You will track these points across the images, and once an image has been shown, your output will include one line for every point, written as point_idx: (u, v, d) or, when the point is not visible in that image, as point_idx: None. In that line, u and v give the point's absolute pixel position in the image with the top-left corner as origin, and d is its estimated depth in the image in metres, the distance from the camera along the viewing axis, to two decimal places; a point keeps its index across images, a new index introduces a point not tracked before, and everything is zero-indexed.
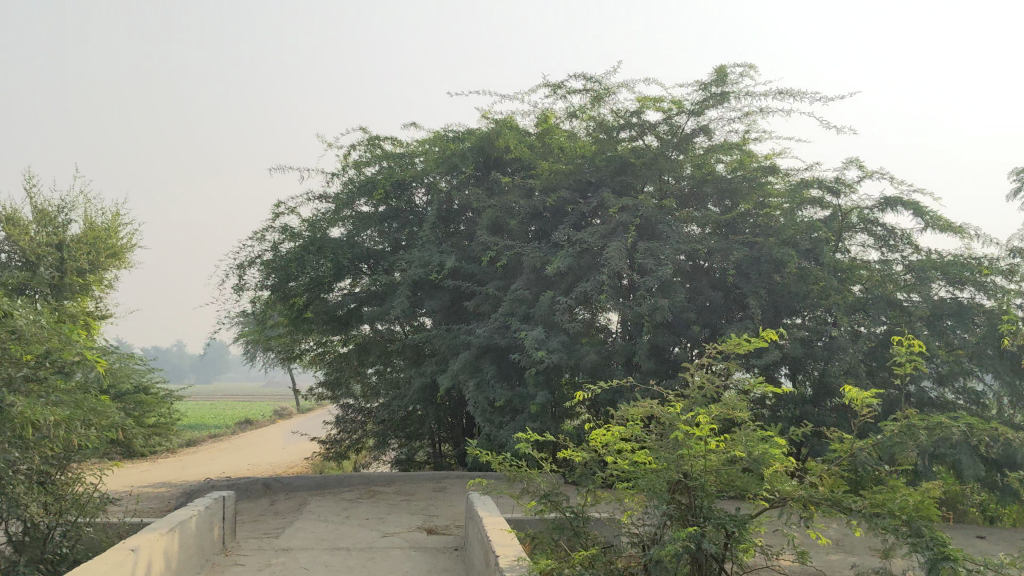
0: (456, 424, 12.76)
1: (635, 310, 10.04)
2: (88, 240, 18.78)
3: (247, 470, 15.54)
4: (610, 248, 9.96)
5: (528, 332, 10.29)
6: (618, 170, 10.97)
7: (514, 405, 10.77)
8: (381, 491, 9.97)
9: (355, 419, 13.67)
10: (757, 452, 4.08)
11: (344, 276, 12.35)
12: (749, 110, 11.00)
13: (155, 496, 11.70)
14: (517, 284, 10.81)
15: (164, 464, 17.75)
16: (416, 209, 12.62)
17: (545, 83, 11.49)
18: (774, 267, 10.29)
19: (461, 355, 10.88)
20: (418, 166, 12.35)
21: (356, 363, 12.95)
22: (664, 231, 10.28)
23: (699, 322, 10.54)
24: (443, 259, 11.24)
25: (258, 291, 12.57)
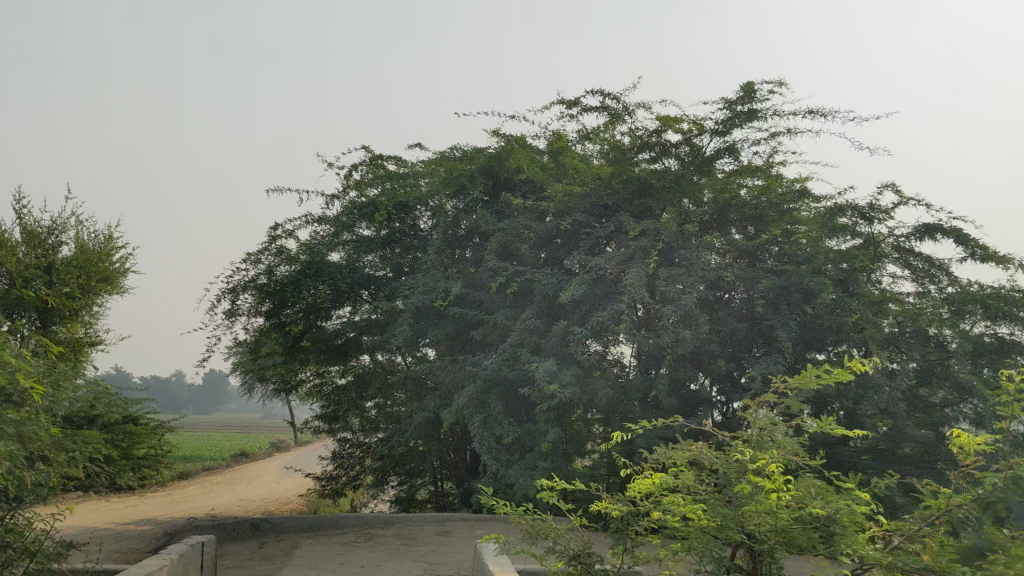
0: (459, 461, 12.04)
1: (656, 342, 9.33)
2: (79, 263, 18.17)
3: (238, 507, 14.74)
4: (630, 274, 9.26)
5: (539, 364, 9.58)
6: (637, 193, 10.32)
7: (523, 444, 10.04)
8: (378, 535, 9.20)
9: (353, 455, 12.90)
10: (835, 508, 3.36)
11: (343, 302, 11.66)
12: (776, 131, 10.46)
13: (136, 536, 10.92)
14: (528, 313, 10.11)
15: (152, 499, 17.00)
16: (421, 233, 11.97)
17: (561, 99, 10.86)
18: (804, 298, 9.59)
19: (467, 388, 10.17)
20: (424, 187, 11.69)
21: (354, 396, 12.23)
22: (688, 258, 9.59)
23: (724, 356, 9.82)
24: (449, 285, 10.55)
25: (251, 319, 11.89)
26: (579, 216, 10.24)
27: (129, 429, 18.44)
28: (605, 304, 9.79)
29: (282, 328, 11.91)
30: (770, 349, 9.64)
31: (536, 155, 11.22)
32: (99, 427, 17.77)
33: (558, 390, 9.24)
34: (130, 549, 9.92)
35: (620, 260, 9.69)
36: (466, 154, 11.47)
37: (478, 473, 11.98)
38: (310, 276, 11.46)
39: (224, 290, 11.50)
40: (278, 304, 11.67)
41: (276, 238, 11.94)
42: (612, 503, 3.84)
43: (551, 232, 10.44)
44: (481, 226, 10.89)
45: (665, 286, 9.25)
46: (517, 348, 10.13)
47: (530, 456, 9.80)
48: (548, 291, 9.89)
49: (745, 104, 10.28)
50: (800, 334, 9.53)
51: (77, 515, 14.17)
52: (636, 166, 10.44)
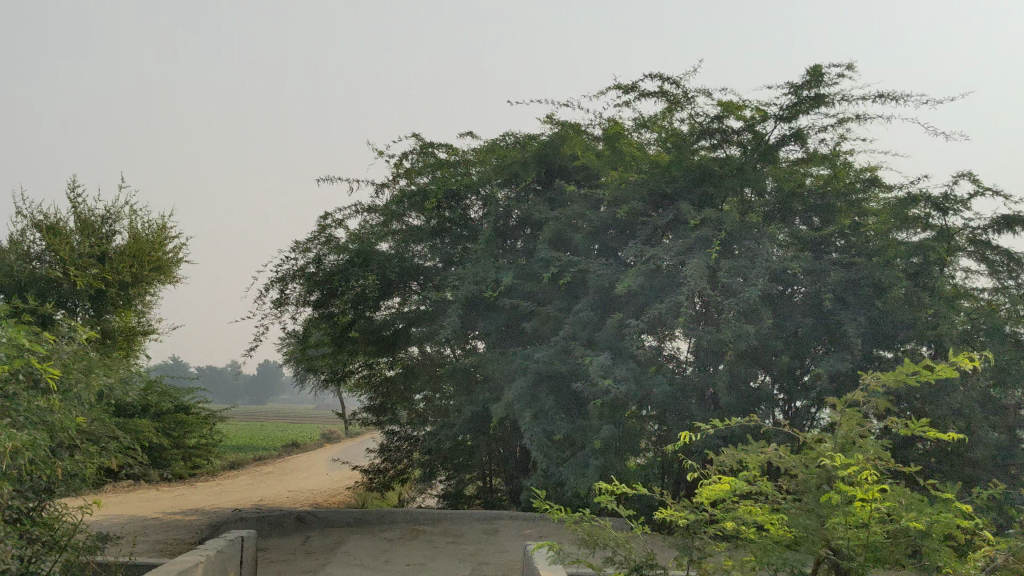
0: (509, 456, 11.63)
1: (715, 337, 8.95)
2: (131, 252, 18.19)
3: (286, 498, 14.60)
4: (689, 266, 8.89)
5: (593, 358, 9.26)
6: (696, 181, 9.94)
7: (575, 440, 9.73)
8: (426, 531, 8.96)
9: (401, 448, 12.67)
10: (931, 521, 3.14)
11: (392, 293, 11.43)
12: (844, 117, 9.98)
13: (182, 527, 10.79)
14: (581, 305, 9.78)
15: (201, 488, 17.00)
16: (472, 222, 11.68)
17: (617, 84, 10.46)
18: (872, 292, 9.14)
19: (517, 382, 9.88)
20: (476, 175, 11.40)
21: (403, 388, 12.01)
22: (750, 249, 9.18)
23: (786, 353, 9.41)
24: (500, 276, 10.26)
25: (299, 308, 11.69)
26: (636, 205, 9.87)
27: (180, 417, 18.48)
28: (662, 296, 9.43)
29: (330, 318, 11.71)
30: (836, 345, 9.21)
31: (591, 142, 10.86)
32: (150, 416, 17.82)
33: (613, 385, 8.91)
34: (176, 540, 9.80)
35: (679, 251, 9.32)
36: (519, 141, 11.14)
37: (528, 469, 11.52)
38: (359, 265, 11.20)
39: (271, 279, 11.32)
40: (326, 294, 11.43)
41: (325, 227, 11.72)
42: (678, 508, 3.56)
43: (607, 222, 10.08)
44: (534, 216, 10.57)
45: (726, 278, 8.86)
46: (570, 341, 9.81)
47: (582, 453, 9.50)
48: (603, 282, 9.55)
49: (812, 89, 9.81)
50: (868, 330, 9.08)
51: (126, 503, 14.14)
52: (696, 154, 10.05)
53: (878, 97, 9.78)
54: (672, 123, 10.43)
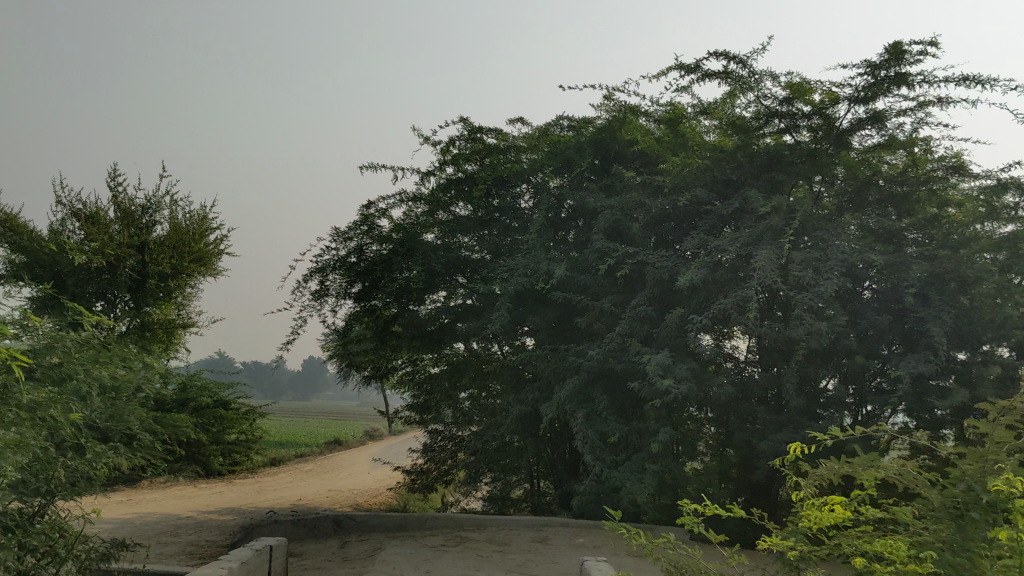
0: (557, 458, 11.20)
1: (786, 334, 8.25)
2: (172, 243, 17.94)
3: (326, 498, 14.12)
4: (758, 256, 8.21)
5: (650, 356, 8.61)
6: (763, 167, 9.25)
7: (630, 444, 9.08)
8: (470, 539, 8.36)
9: (444, 448, 12.08)
10: None
11: (437, 286, 10.87)
12: (926, 100, 9.22)
13: (214, 528, 10.34)
14: (639, 299, 9.14)
15: (240, 486, 16.63)
16: (522, 212, 11.09)
17: (678, 64, 9.78)
18: (961, 288, 8.36)
19: (569, 380, 9.28)
20: (526, 162, 10.78)
21: (447, 386, 11.43)
22: (824, 239, 8.48)
23: (863, 353, 8.66)
24: (552, 267, 9.63)
25: (340, 300, 11.14)
26: (699, 192, 9.19)
27: (220, 412, 18.20)
28: (727, 291, 8.74)
29: (372, 311, 11.18)
30: (918, 346, 8.45)
31: (649, 127, 10.19)
32: (189, 411, 17.54)
33: (672, 385, 8.26)
34: (208, 543, 9.33)
35: (746, 242, 8.63)
36: (572, 126, 10.48)
37: (577, 472, 11.15)
38: (403, 255, 10.72)
39: (312, 269, 10.82)
40: (370, 284, 10.93)
41: (369, 214, 11.17)
42: (781, 536, 2.91)
43: (667, 210, 9.40)
44: (587, 205, 9.92)
45: (798, 270, 8.16)
46: (626, 338, 9.16)
47: (638, 458, 8.84)
48: (662, 275, 8.91)
49: (891, 68, 9.06)
50: (954, 330, 8.31)
51: (162, 500, 13.79)
52: (762, 138, 9.34)
53: (963, 78, 9.01)
54: (737, 107, 9.74)
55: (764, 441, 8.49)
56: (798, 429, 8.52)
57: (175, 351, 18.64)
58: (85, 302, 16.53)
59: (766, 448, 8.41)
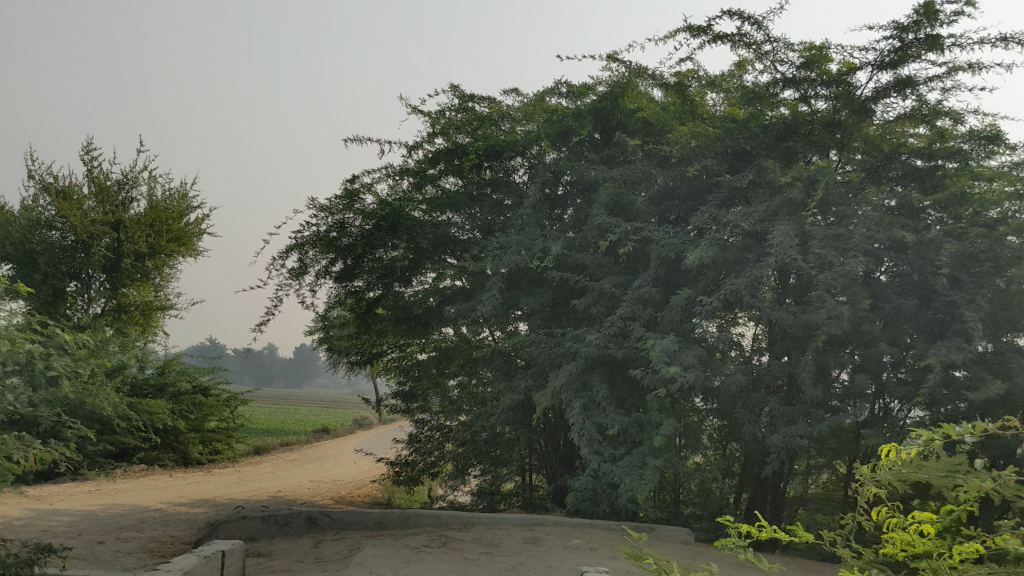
0: (551, 450, 10.50)
1: (804, 318, 7.53)
2: (149, 221, 17.20)
3: (307, 490, 13.41)
4: (776, 232, 7.47)
5: (654, 341, 7.90)
6: (778, 138, 8.53)
7: (631, 436, 8.39)
8: (455, 539, 7.63)
9: (431, 439, 11.37)
10: None
11: (424, 266, 10.15)
12: (957, 65, 8.61)
13: (182, 524, 9.59)
14: (642, 279, 8.41)
15: (219, 476, 15.91)
16: (515, 187, 10.36)
17: (687, 26, 9.05)
18: (996, 270, 7.64)
19: (565, 368, 8.56)
20: (521, 133, 10.04)
21: (434, 372, 10.73)
22: (847, 214, 7.74)
23: (886, 340, 7.95)
24: (548, 244, 8.90)
25: (320, 279, 10.28)
26: (709, 163, 8.45)
27: (200, 398, 17.47)
28: (739, 270, 8.02)
29: (354, 293, 10.49)
30: (947, 333, 7.74)
31: (654, 95, 9.45)
32: (167, 397, 16.83)
33: (679, 372, 7.55)
34: (172, 541, 8.60)
35: (761, 217, 7.90)
36: (571, 94, 9.73)
37: (572, 466, 10.45)
38: (386, 230, 9.87)
39: (290, 245, 10.03)
40: (353, 263, 10.03)
41: (350, 189, 10.29)
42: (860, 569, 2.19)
43: (674, 184, 8.68)
44: (587, 178, 9.19)
45: (818, 248, 7.44)
46: (627, 321, 8.45)
47: (638, 451, 8.14)
48: (667, 253, 8.19)
49: (920, 30, 8.37)
50: (987, 315, 7.58)
51: (133, 491, 13.07)
52: (777, 107, 8.61)
53: (997, 40, 8.30)
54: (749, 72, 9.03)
55: (777, 435, 7.79)
56: (814, 422, 7.81)
57: (153, 334, 17.91)
58: (57, 281, 15.79)
59: (779, 442, 7.71)
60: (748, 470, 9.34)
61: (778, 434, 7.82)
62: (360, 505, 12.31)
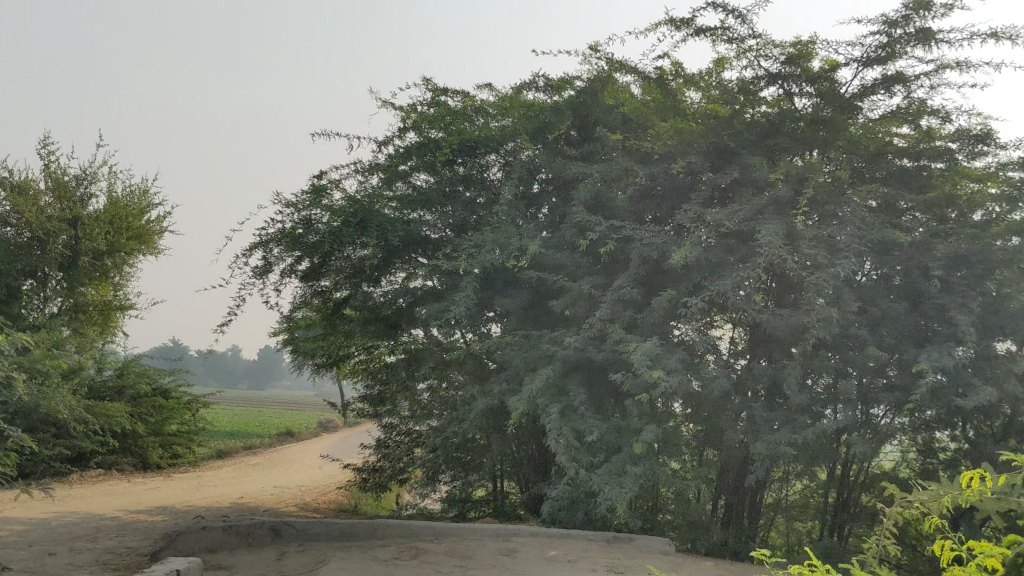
0: (524, 457, 10.16)
1: (792, 321, 7.27)
2: (108, 218, 16.67)
3: (270, 497, 12.98)
4: (764, 231, 7.18)
5: (636, 343, 7.61)
6: (763, 134, 8.26)
7: (610, 443, 8.08)
8: (426, 551, 7.27)
9: (400, 443, 11.02)
10: None
11: (395, 265, 9.79)
12: (946, 61, 8.37)
13: (138, 535, 9.14)
14: (622, 279, 8.10)
15: (179, 481, 15.43)
16: (490, 184, 10.03)
17: (669, 18, 8.76)
18: (988, 272, 7.43)
19: (542, 371, 8.24)
20: (496, 128, 9.70)
21: (404, 376, 10.36)
22: (836, 214, 7.48)
23: (874, 344, 7.71)
24: (525, 243, 8.58)
25: (286, 278, 9.87)
26: (693, 161, 8.16)
27: (160, 401, 16.96)
28: (723, 271, 7.75)
29: (321, 293, 10.12)
30: (937, 337, 7.51)
31: (634, 90, 9.16)
32: (126, 399, 16.30)
33: (663, 377, 7.25)
34: (127, 552, 8.15)
35: (747, 216, 7.63)
36: (549, 89, 9.40)
37: (547, 472, 10.09)
38: (355, 228, 9.46)
39: (255, 242, 9.61)
40: (321, 261, 9.64)
41: (317, 185, 9.89)
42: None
43: (656, 182, 8.39)
44: (565, 175, 8.88)
45: (808, 248, 7.17)
46: (607, 323, 8.14)
47: (618, 459, 7.84)
48: (650, 253, 7.88)
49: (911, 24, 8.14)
50: (979, 319, 7.35)
51: (88, 497, 12.55)
52: (759, 105, 8.36)
53: (988, 35, 8.08)
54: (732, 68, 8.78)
55: (761, 442, 7.53)
56: (800, 429, 7.55)
57: (112, 334, 17.38)
58: (12, 279, 15.21)
59: (763, 449, 7.44)
60: (728, 478, 9.08)
61: (763, 441, 7.54)
62: (325, 513, 11.92)
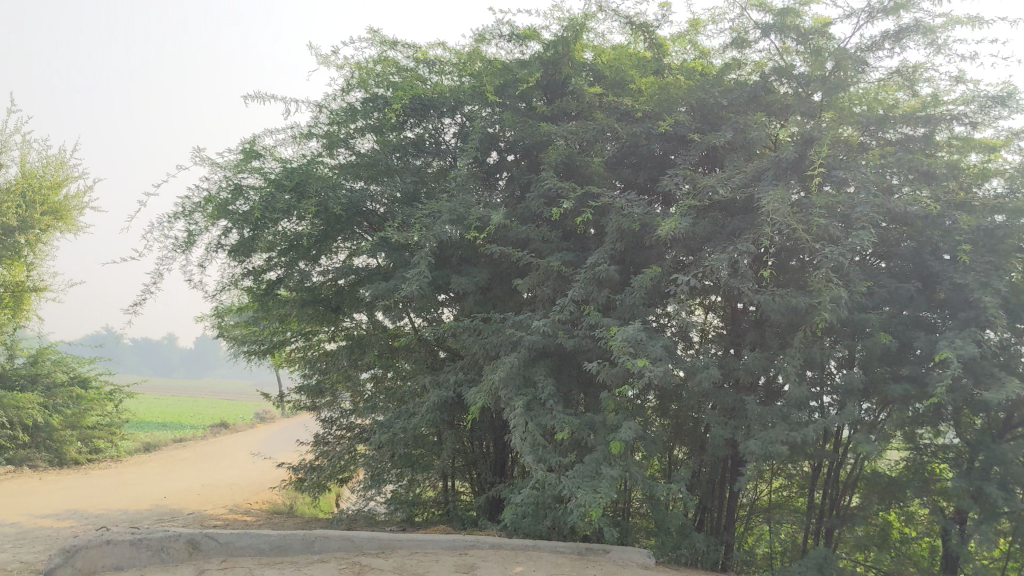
0: (478, 457, 9.44)
1: (795, 302, 6.34)
2: (21, 192, 15.27)
3: (199, 498, 11.83)
4: (768, 196, 6.22)
5: (616, 327, 6.61)
6: (754, 94, 7.37)
7: (581, 441, 7.11)
8: (371, 568, 6.19)
9: (341, 438, 9.96)
10: None
11: (338, 238, 8.67)
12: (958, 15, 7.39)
13: (37, 547, 7.92)
14: (598, 254, 7.12)
15: (98, 478, 14.18)
16: (445, 149, 8.99)
17: None
18: (1013, 250, 6.60)
19: (505, 359, 7.22)
20: (453, 86, 8.65)
21: (346, 365, 9.47)
22: (845, 180, 6.57)
23: (881, 330, 6.83)
24: (486, 212, 7.53)
25: (212, 252, 8.68)
26: (679, 119, 7.18)
27: (79, 391, 15.65)
28: (714, 244, 6.80)
29: (254, 272, 8.96)
30: (953, 321, 6.66)
31: (608, 42, 8.22)
32: (40, 389, 14.98)
33: (647, 365, 6.28)
34: (19, 568, 6.95)
35: (743, 181, 6.69)
36: (514, 39, 8.41)
37: (504, 473, 9.29)
38: (291, 196, 8.20)
39: (175, 210, 8.39)
40: (252, 233, 8.36)
41: (248, 148, 8.48)
42: None
43: (636, 144, 7.41)
44: (532, 137, 7.86)
45: (816, 218, 6.24)
46: (580, 305, 7.15)
47: (591, 459, 6.84)
48: (630, 224, 6.91)
49: None
50: (1002, 301, 6.50)
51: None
52: (745, 66, 7.64)
53: None
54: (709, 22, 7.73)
55: (754, 441, 6.61)
56: (798, 426, 6.65)
57: (26, 319, 16.03)
58: None
59: (759, 448, 6.50)
60: (708, 479, 8.21)
61: (758, 439, 6.63)
62: (258, 516, 10.78)
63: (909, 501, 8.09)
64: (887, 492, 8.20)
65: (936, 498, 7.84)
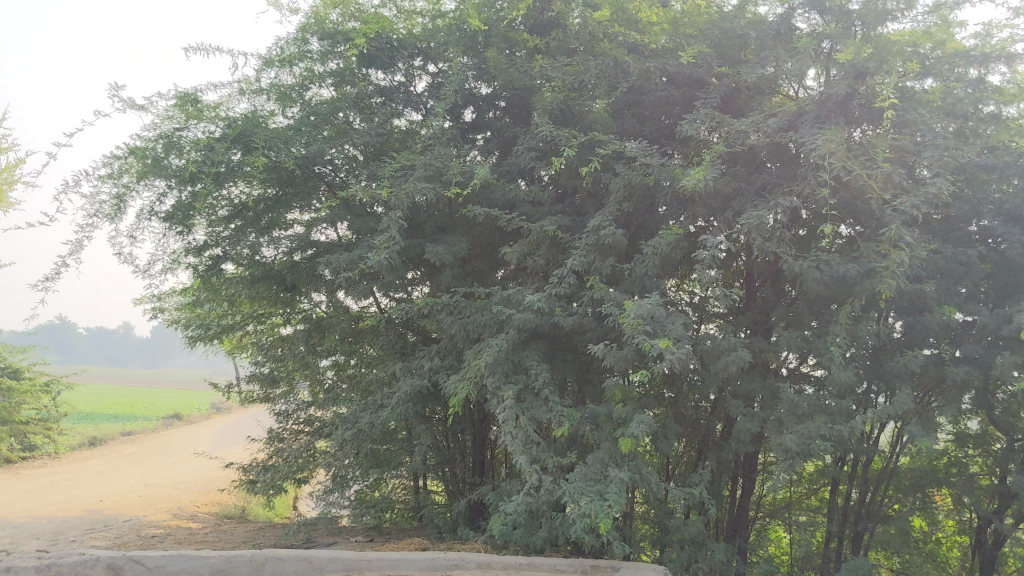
0: (455, 454, 8.34)
1: (846, 268, 5.24)
2: None
3: (140, 501, 10.59)
4: (816, 140, 5.11)
5: (627, 301, 5.48)
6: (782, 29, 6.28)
7: (581, 438, 5.98)
8: None
9: (298, 434, 8.78)
10: None
11: (291, 204, 7.45)
12: None
13: None
14: (601, 216, 5.99)
15: (30, 478, 12.87)
16: (415, 102, 7.82)
17: None
18: None
19: (492, 341, 6.06)
20: (425, 27, 7.47)
21: (303, 351, 8.28)
22: (899, 124, 5.50)
23: (937, 303, 5.77)
24: (467, 168, 6.36)
25: (143, 220, 7.43)
26: (697, 54, 6.05)
27: (11, 383, 14.30)
28: (742, 202, 5.69)
29: (195, 245, 7.70)
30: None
31: None
32: None
33: (668, 345, 5.16)
34: None
35: (778, 126, 5.59)
36: None
37: (484, 472, 8.19)
38: (236, 151, 6.93)
39: (99, 169, 7.13)
40: (190, 196, 7.11)
41: (185, 94, 7.05)
42: None
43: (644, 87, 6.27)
44: (519, 81, 6.70)
45: (873, 165, 5.14)
46: (580, 276, 6.01)
47: (595, 459, 5.70)
48: (641, 178, 5.77)
49: None
50: None
51: None
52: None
53: None
54: None
55: (791, 435, 5.52)
56: (842, 416, 5.57)
57: None
58: None
59: (797, 445, 5.40)
60: (721, 479, 7.12)
61: (795, 433, 5.53)
62: (205, 522, 9.56)
63: (947, 499, 7.09)
64: (923, 491, 7.17)
65: (982, 497, 6.83)
